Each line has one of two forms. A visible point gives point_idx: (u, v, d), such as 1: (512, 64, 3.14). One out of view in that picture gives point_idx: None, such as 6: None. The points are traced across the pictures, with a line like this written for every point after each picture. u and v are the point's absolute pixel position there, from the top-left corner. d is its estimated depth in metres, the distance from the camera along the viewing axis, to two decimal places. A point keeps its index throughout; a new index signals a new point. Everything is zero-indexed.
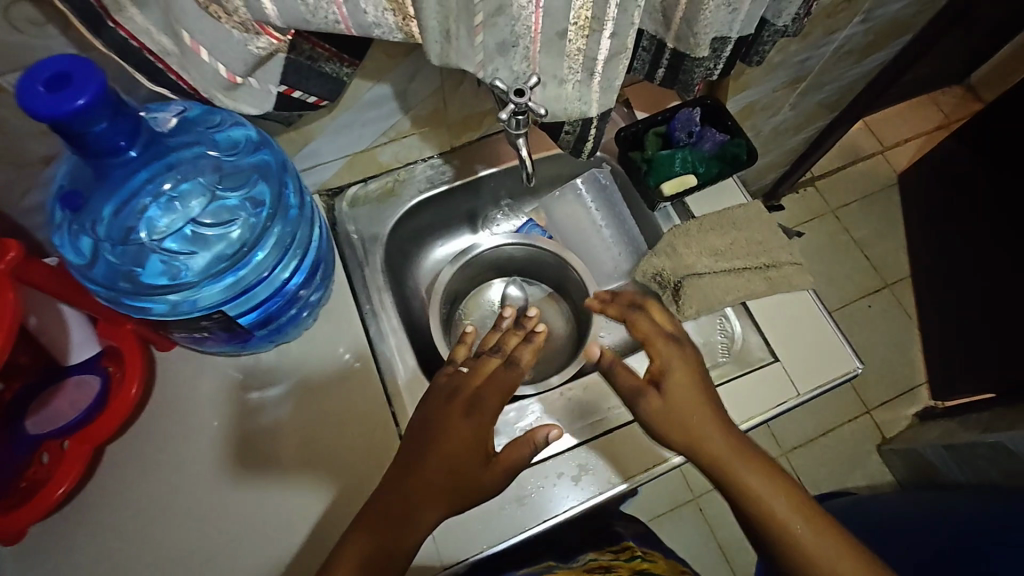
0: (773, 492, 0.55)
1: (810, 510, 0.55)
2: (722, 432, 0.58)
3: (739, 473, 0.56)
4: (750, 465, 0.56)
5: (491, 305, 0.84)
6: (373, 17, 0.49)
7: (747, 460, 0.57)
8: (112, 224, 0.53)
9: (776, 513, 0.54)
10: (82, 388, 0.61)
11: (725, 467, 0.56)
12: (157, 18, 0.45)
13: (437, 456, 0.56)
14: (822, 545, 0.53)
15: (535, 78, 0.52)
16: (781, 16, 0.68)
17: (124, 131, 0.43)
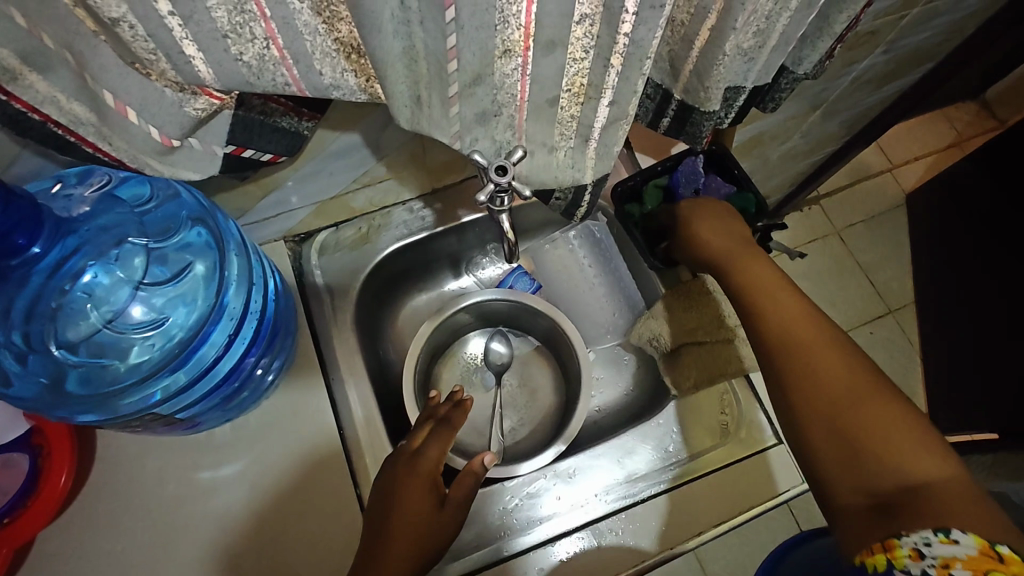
0: (818, 335, 0.50)
1: (863, 372, 0.47)
2: (797, 301, 0.53)
3: (764, 307, 0.54)
4: (796, 327, 0.51)
5: (472, 360, 0.78)
6: (331, 78, 0.42)
7: (782, 307, 0.53)
8: (19, 330, 0.46)
9: (811, 361, 0.48)
10: (8, 472, 0.55)
11: (766, 309, 0.53)
12: (67, 83, 0.37)
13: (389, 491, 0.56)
14: (868, 406, 0.45)
15: (521, 151, 0.46)
16: (802, 63, 0.61)
17: (22, 228, 0.36)
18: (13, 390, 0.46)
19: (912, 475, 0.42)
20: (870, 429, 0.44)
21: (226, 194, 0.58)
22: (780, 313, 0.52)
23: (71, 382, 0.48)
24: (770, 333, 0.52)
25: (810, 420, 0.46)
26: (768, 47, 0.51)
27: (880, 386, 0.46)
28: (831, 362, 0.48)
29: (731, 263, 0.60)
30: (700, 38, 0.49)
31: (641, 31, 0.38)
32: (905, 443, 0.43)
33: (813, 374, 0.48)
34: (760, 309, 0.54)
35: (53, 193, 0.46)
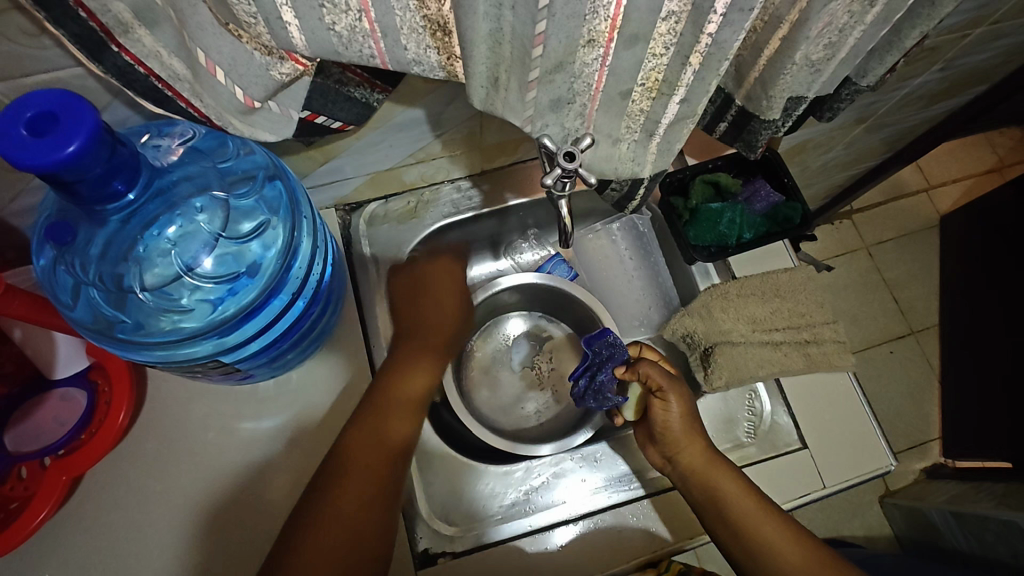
0: (803, 555, 0.57)
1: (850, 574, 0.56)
2: (738, 480, 0.60)
3: (723, 499, 0.59)
4: (744, 512, 0.59)
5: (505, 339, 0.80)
6: (414, 54, 0.43)
7: (777, 544, 0.57)
8: (98, 268, 0.49)
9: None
10: (70, 403, 0.58)
11: (755, 526, 0.58)
12: (170, 40, 0.39)
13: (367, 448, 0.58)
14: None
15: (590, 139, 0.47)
16: (867, 76, 0.61)
17: (123, 174, 0.38)
18: (76, 315, 0.50)
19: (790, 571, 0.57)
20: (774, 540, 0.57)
21: (290, 157, 0.59)
22: (787, 554, 0.57)
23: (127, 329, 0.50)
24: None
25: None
26: (836, 59, 0.51)
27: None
28: (802, 556, 0.57)
29: (685, 463, 0.61)
30: (770, 47, 0.50)
31: (725, 33, 0.39)
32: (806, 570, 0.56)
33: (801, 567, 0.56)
34: (750, 536, 0.58)
35: (142, 143, 0.48)
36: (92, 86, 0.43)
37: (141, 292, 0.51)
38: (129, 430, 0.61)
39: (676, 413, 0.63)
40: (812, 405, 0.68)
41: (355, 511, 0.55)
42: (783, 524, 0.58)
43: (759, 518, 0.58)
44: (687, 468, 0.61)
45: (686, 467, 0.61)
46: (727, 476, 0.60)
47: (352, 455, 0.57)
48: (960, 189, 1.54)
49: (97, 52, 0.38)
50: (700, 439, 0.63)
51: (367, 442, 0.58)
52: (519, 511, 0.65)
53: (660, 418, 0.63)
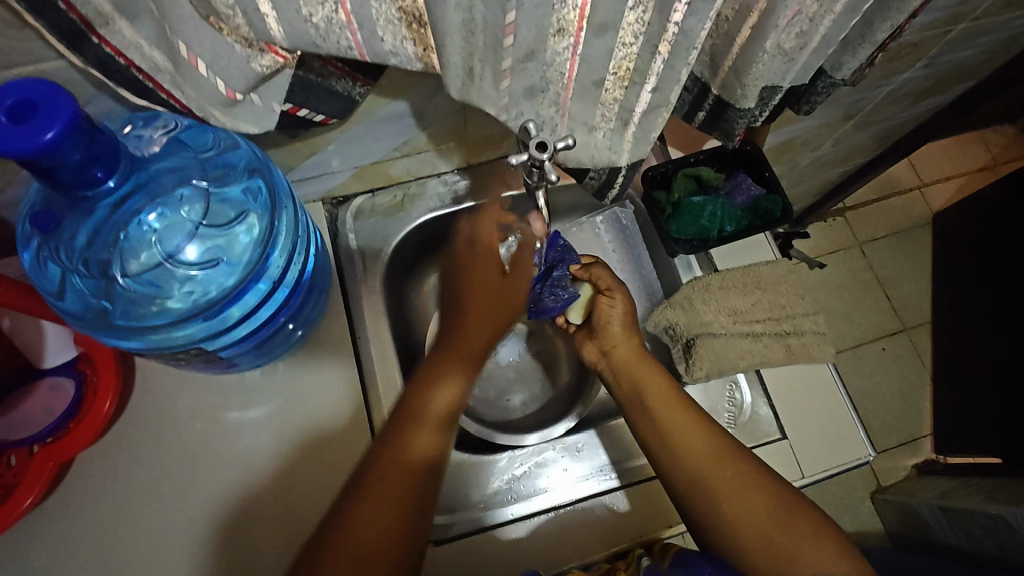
0: (709, 448, 0.61)
1: (751, 474, 0.59)
2: (661, 378, 0.67)
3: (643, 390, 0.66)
4: (663, 404, 0.64)
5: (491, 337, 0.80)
6: (391, 46, 0.44)
7: (684, 432, 0.62)
8: (81, 256, 0.50)
9: (722, 487, 0.59)
10: (60, 391, 0.59)
11: (669, 420, 0.63)
12: (149, 32, 0.40)
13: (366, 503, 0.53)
14: (750, 495, 0.58)
15: (564, 141, 0.47)
16: (842, 68, 0.62)
17: (101, 162, 0.39)
18: (63, 304, 0.50)
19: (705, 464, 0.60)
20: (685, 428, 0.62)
21: (275, 150, 0.60)
22: (694, 444, 0.61)
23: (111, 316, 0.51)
24: (684, 467, 0.60)
25: (723, 504, 0.58)
26: (808, 49, 0.52)
27: (767, 484, 0.59)
28: (710, 449, 0.61)
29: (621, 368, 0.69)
30: (741, 37, 0.50)
31: (691, 21, 0.41)
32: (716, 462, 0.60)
33: (703, 461, 0.60)
34: (663, 426, 0.63)
35: (125, 133, 0.49)
36: (76, 79, 0.44)
37: (125, 280, 0.52)
38: (118, 417, 0.62)
39: (614, 315, 0.70)
40: (792, 396, 0.69)
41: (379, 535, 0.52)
42: (697, 422, 0.62)
43: (675, 413, 0.63)
44: (618, 359, 0.69)
45: (620, 360, 0.70)
46: (652, 372, 0.67)
47: (377, 481, 0.54)
48: (950, 187, 1.54)
49: (77, 44, 0.39)
50: (634, 339, 0.70)
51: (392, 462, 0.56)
52: (506, 501, 0.65)
53: (603, 316, 0.71)
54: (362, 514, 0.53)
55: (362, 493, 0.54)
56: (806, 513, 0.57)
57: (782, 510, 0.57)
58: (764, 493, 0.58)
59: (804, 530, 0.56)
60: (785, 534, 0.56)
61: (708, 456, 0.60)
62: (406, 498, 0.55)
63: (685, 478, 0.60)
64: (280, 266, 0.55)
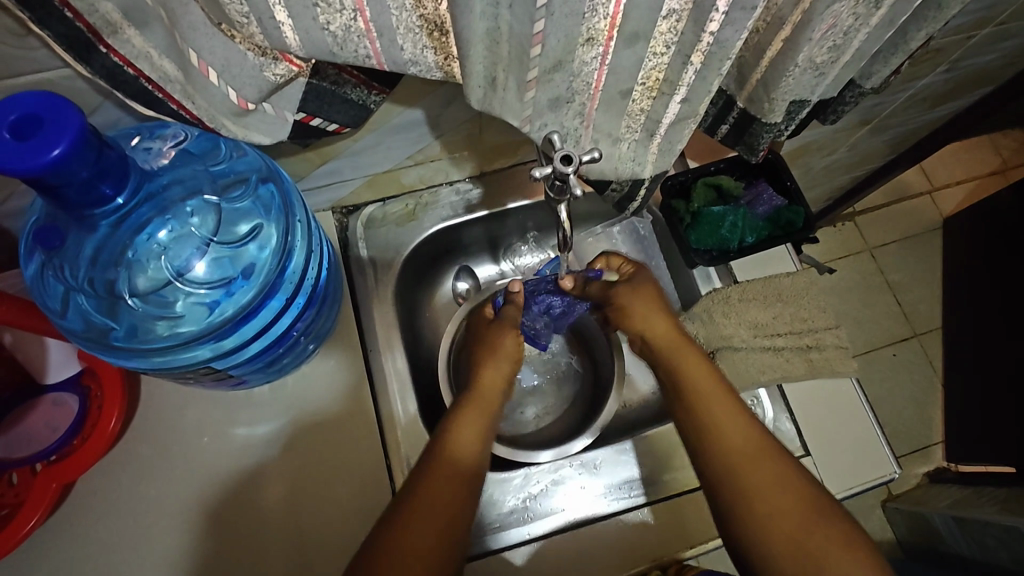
0: (748, 437, 0.56)
1: (786, 470, 0.54)
2: (701, 359, 0.62)
3: (683, 362, 0.61)
4: (704, 383, 0.59)
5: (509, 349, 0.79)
6: (410, 55, 0.42)
7: (721, 418, 0.57)
8: (86, 275, 0.48)
9: (753, 480, 0.53)
10: (63, 407, 0.57)
11: (711, 404, 0.58)
12: (160, 41, 0.38)
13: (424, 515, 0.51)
14: (783, 492, 0.52)
15: (590, 155, 0.46)
16: (872, 77, 0.60)
17: (110, 178, 0.37)
18: (66, 323, 0.49)
19: (741, 454, 0.55)
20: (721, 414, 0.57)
21: (285, 159, 0.59)
22: (727, 432, 0.56)
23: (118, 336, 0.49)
24: (720, 452, 0.55)
25: (754, 499, 0.52)
26: (840, 62, 0.50)
27: (803, 486, 0.53)
28: (746, 439, 0.56)
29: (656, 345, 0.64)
30: (773, 48, 0.48)
31: (727, 32, 0.39)
32: (754, 454, 0.55)
33: (739, 448, 0.55)
34: (698, 408, 0.58)
35: (133, 145, 0.47)
36: (82, 88, 0.42)
37: (132, 298, 0.50)
38: (122, 434, 0.60)
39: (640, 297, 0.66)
40: (814, 412, 0.67)
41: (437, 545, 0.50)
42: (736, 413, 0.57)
43: (713, 397, 0.58)
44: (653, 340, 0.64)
45: (659, 338, 0.64)
46: (690, 351, 0.62)
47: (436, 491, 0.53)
48: (963, 191, 1.52)
49: (85, 53, 0.37)
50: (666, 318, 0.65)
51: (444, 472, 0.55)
52: (518, 518, 0.63)
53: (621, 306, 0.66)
54: (423, 520, 0.51)
55: (419, 499, 0.52)
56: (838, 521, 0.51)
57: (807, 511, 0.51)
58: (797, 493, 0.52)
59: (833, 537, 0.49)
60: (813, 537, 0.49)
61: (744, 445, 0.55)
62: (462, 514, 0.53)
63: (718, 467, 0.55)
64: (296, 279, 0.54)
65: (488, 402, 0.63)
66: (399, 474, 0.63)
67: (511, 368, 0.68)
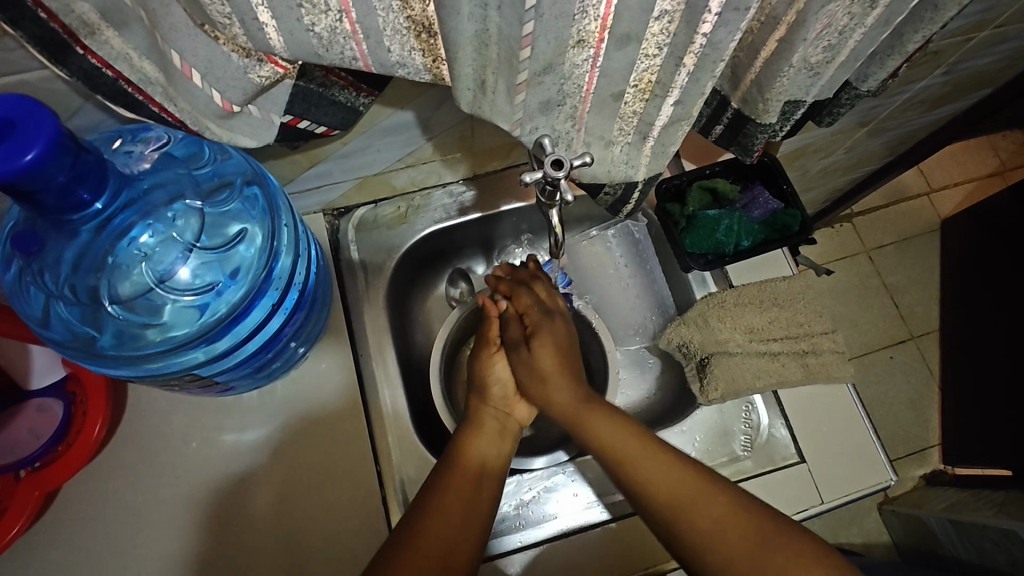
0: (683, 481, 0.52)
1: (732, 507, 0.50)
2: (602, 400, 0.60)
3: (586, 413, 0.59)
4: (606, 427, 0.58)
5: None
6: (398, 56, 0.41)
7: (646, 458, 0.54)
8: (67, 282, 0.47)
9: (686, 500, 0.51)
10: (47, 413, 0.57)
11: (629, 458, 0.54)
12: (140, 42, 0.37)
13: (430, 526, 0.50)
14: (733, 523, 0.49)
15: (581, 159, 0.45)
16: (867, 80, 0.59)
17: (87, 183, 0.37)
18: (49, 333, 0.48)
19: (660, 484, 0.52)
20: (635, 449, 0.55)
21: (274, 161, 0.58)
22: (648, 471, 0.53)
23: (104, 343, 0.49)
24: (653, 501, 0.52)
25: (706, 543, 0.48)
26: (835, 63, 0.49)
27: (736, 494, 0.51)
28: (675, 470, 0.53)
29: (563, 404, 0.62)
30: (767, 48, 0.48)
31: (720, 33, 0.38)
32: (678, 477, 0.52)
33: (670, 492, 0.51)
34: (624, 467, 0.54)
35: (114, 149, 0.47)
36: (62, 90, 0.41)
37: (115, 305, 0.49)
38: (107, 441, 0.59)
39: (558, 330, 0.66)
40: (809, 418, 0.66)
41: (444, 554, 0.49)
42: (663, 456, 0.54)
43: (635, 454, 0.54)
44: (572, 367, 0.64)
45: (574, 359, 0.65)
46: (599, 412, 0.59)
47: (445, 506, 0.52)
48: (960, 193, 1.51)
49: (60, 54, 0.36)
50: (577, 348, 0.65)
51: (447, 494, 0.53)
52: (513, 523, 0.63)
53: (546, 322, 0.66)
54: (436, 533, 0.50)
55: (422, 521, 0.51)
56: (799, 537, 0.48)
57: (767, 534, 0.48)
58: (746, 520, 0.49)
59: (797, 556, 0.47)
60: (772, 565, 0.46)
61: (674, 484, 0.52)
62: (472, 526, 0.52)
63: (656, 514, 0.51)
64: (285, 279, 0.53)
65: (483, 418, 0.63)
66: (390, 480, 0.62)
67: (505, 390, 0.67)
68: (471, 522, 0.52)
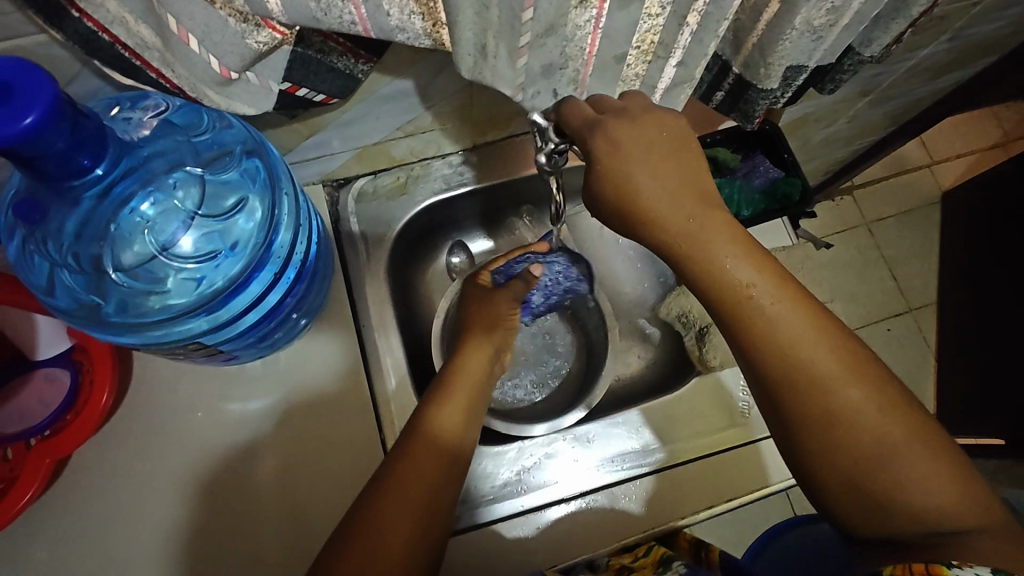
0: (836, 362, 0.42)
1: (873, 375, 0.43)
2: (794, 306, 0.43)
3: (758, 307, 0.43)
4: (795, 336, 0.43)
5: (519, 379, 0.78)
6: (398, 20, 0.41)
7: (815, 342, 0.43)
8: (71, 250, 0.48)
9: (842, 402, 0.42)
10: (53, 384, 0.57)
11: (789, 345, 0.43)
12: (135, 4, 0.36)
13: (401, 502, 0.49)
14: (886, 428, 0.41)
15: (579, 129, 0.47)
16: (871, 45, 0.59)
17: (87, 149, 0.37)
18: (55, 300, 0.49)
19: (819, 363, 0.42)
20: (812, 364, 0.42)
21: (272, 131, 0.58)
22: (810, 357, 0.43)
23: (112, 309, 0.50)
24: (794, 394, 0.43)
25: (854, 443, 0.41)
26: (839, 26, 0.49)
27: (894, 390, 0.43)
28: (837, 357, 0.43)
29: (737, 289, 0.43)
30: (770, 9, 0.47)
31: None
32: (850, 371, 0.43)
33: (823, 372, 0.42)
34: (783, 356, 0.43)
35: (112, 116, 0.47)
36: (58, 55, 0.41)
37: (119, 273, 0.50)
38: (114, 411, 0.60)
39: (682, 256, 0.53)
40: None
41: (421, 516, 0.49)
42: (837, 355, 0.43)
43: (807, 324, 0.43)
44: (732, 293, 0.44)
45: (724, 289, 0.44)
46: (772, 301, 0.43)
47: (407, 477, 0.51)
48: (962, 165, 1.50)
49: (56, 18, 0.36)
50: (743, 252, 0.44)
51: (415, 477, 0.51)
52: (508, 488, 0.65)
53: None
54: (400, 514, 0.49)
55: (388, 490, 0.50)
56: (938, 436, 0.42)
57: (912, 436, 0.41)
58: (881, 394, 0.42)
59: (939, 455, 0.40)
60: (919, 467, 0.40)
61: (833, 367, 0.42)
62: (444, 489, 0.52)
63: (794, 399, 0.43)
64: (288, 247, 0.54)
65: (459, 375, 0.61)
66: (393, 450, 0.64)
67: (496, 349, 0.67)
68: (430, 507, 0.50)
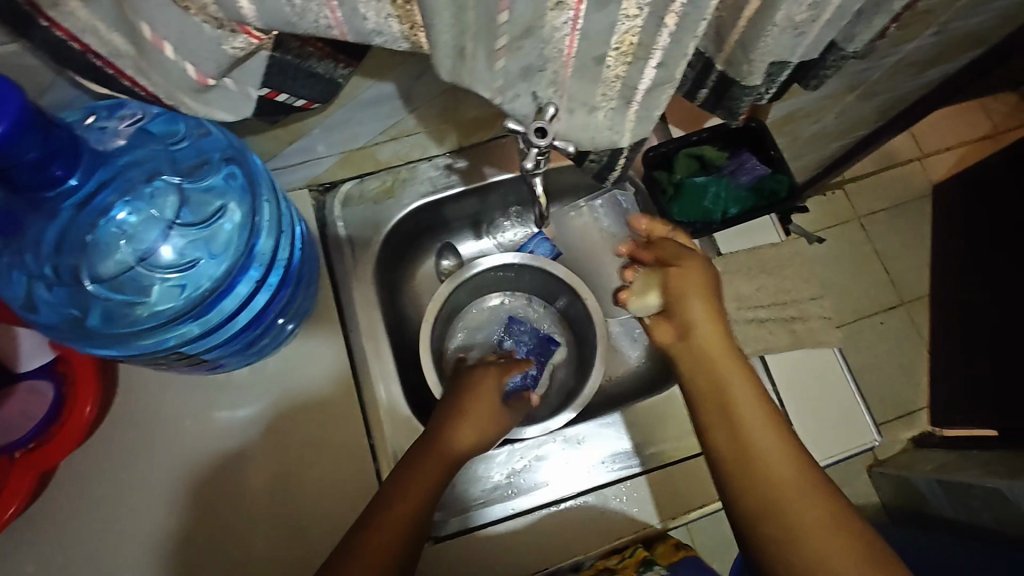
0: (785, 443, 0.49)
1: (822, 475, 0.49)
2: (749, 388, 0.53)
3: (723, 383, 0.52)
4: (752, 414, 0.51)
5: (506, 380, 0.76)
6: (374, 24, 0.40)
7: (769, 423, 0.50)
8: (49, 261, 0.48)
9: (796, 482, 0.47)
10: (36, 396, 0.57)
11: (751, 420, 0.51)
12: (106, 12, 0.36)
13: (405, 505, 0.52)
14: (836, 502, 0.47)
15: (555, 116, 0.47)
16: (854, 41, 0.58)
17: (60, 159, 0.36)
18: (39, 318, 0.49)
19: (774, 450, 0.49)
20: (765, 438, 0.50)
21: (254, 137, 0.57)
22: (764, 437, 0.50)
23: (94, 318, 0.50)
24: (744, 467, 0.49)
25: (811, 519, 0.45)
26: (820, 21, 0.48)
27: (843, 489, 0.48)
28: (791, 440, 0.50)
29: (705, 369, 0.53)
30: (750, 6, 0.47)
31: None
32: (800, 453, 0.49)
33: (778, 448, 0.49)
34: (741, 435, 0.50)
35: (87, 125, 0.47)
36: (31, 64, 0.40)
37: (97, 284, 0.50)
38: (99, 423, 0.60)
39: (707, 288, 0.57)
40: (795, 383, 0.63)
41: (412, 517, 0.51)
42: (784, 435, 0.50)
43: (759, 410, 0.51)
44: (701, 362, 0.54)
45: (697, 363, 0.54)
46: (734, 375, 0.53)
47: (414, 482, 0.53)
48: (952, 157, 1.50)
49: (26, 26, 0.37)
50: (718, 338, 0.55)
51: (418, 482, 0.54)
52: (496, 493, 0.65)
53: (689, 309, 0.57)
54: (399, 514, 0.51)
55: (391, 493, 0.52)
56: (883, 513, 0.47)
57: (862, 515, 0.46)
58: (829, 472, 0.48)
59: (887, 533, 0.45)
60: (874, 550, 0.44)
61: (787, 440, 0.50)
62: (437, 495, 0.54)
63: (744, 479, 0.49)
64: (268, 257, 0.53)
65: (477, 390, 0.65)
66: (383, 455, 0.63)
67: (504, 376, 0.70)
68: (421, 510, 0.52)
